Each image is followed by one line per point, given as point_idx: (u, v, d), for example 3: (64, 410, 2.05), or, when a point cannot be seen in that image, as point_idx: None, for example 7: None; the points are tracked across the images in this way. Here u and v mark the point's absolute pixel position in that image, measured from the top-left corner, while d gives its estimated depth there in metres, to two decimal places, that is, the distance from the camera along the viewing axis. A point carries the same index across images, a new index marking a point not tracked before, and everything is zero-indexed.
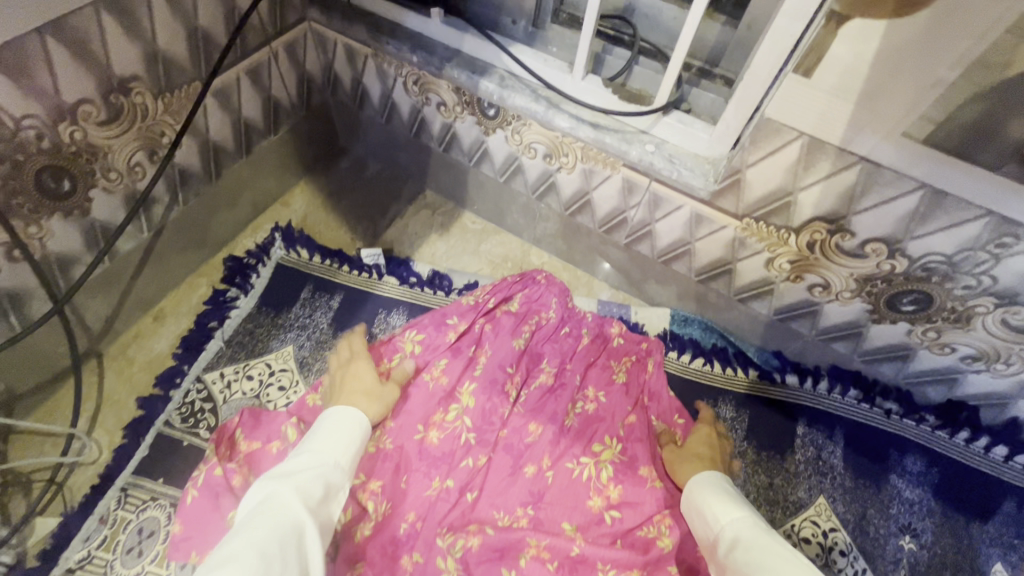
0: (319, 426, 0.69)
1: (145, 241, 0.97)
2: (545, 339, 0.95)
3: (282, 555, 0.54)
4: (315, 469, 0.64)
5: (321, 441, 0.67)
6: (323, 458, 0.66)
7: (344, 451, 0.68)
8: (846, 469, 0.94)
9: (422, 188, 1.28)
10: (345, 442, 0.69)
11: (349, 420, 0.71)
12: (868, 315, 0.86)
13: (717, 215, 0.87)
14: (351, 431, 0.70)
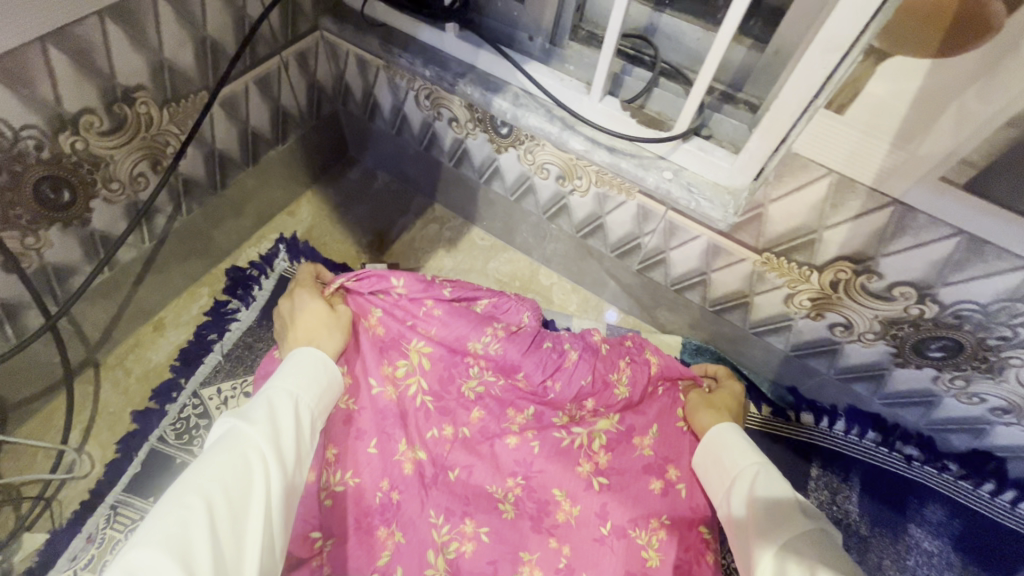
0: (286, 365, 0.66)
1: (147, 251, 0.95)
2: (526, 348, 0.88)
3: (244, 488, 0.54)
4: (283, 408, 0.61)
5: (287, 381, 0.64)
6: (290, 397, 0.63)
7: (309, 392, 0.65)
8: (862, 516, 0.90)
9: (431, 202, 1.25)
10: (311, 382, 0.66)
11: (316, 364, 0.68)
12: (892, 358, 0.82)
13: (736, 248, 0.83)
14: (318, 377, 0.67)
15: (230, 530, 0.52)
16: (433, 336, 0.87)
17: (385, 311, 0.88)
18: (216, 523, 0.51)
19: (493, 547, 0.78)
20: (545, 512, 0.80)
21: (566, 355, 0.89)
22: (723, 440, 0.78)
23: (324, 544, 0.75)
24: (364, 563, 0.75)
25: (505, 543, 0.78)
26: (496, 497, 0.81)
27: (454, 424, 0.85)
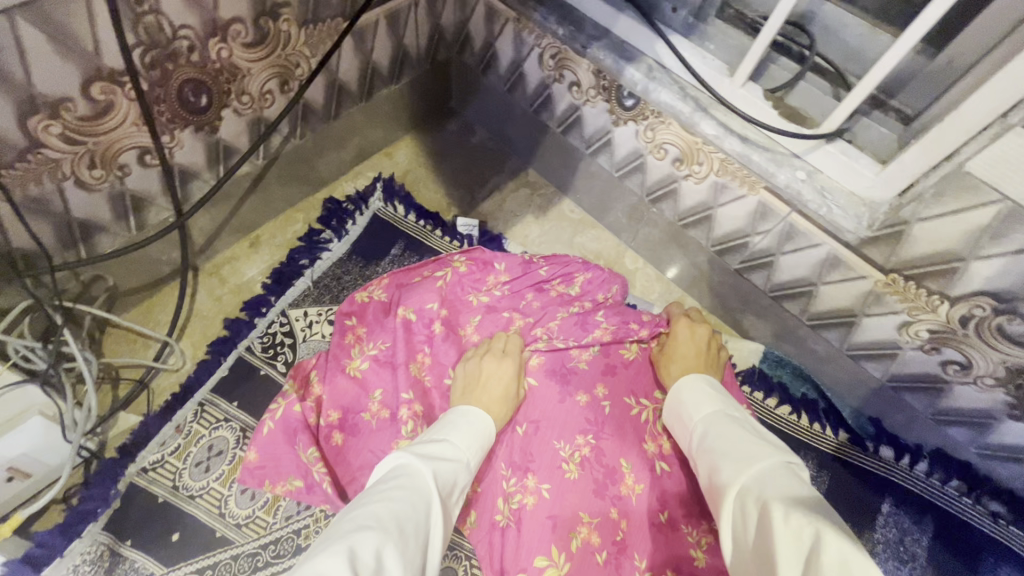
0: (457, 429, 0.74)
1: (258, 168, 0.98)
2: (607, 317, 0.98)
3: (425, 503, 0.57)
4: (454, 457, 0.69)
5: (457, 434, 0.73)
6: (459, 450, 0.70)
7: (475, 454, 0.72)
8: (929, 563, 0.86)
9: (525, 166, 1.23)
10: (477, 444, 0.74)
11: (482, 422, 0.77)
12: (1008, 408, 0.77)
13: (858, 263, 0.79)
14: (482, 434, 0.76)
15: (415, 530, 0.53)
16: (525, 312, 0.99)
17: (484, 313, 0.99)
18: (407, 520, 0.53)
19: (557, 503, 0.83)
20: (610, 479, 0.85)
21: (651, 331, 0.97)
22: (680, 396, 0.78)
23: None
24: None
25: (568, 502, 0.83)
26: (565, 456, 0.86)
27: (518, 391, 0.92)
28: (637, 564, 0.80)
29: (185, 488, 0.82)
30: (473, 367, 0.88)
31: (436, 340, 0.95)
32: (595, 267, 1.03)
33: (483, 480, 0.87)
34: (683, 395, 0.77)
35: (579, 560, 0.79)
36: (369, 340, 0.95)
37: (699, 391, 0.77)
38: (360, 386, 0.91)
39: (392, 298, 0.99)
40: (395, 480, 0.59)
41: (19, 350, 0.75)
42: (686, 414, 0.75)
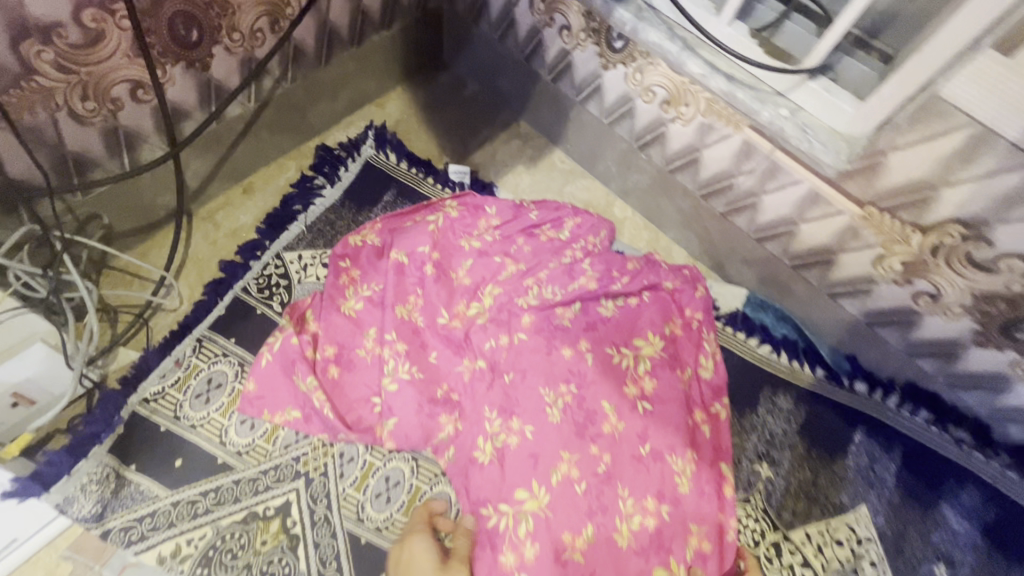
0: None
1: (250, 112, 0.98)
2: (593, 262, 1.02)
3: None
4: None
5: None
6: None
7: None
8: (896, 486, 0.92)
9: (516, 118, 1.24)
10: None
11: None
12: (973, 336, 0.80)
13: (837, 198, 0.81)
14: None
15: None
16: (517, 257, 1.02)
17: (476, 256, 1.01)
18: None
19: (537, 443, 0.87)
20: (591, 421, 0.90)
21: (633, 279, 1.02)
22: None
23: (384, 423, 0.86)
24: (420, 440, 0.87)
25: (550, 441, 0.87)
26: (548, 401, 0.90)
27: (509, 333, 0.95)
28: (618, 492, 0.87)
29: (186, 418, 0.84)
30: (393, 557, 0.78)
31: (427, 282, 0.98)
32: (584, 213, 1.06)
33: (466, 419, 0.90)
34: None
35: (559, 493, 0.84)
36: (363, 281, 0.97)
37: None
38: (355, 325, 0.94)
39: (385, 242, 1.01)
40: None
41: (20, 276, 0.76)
42: None
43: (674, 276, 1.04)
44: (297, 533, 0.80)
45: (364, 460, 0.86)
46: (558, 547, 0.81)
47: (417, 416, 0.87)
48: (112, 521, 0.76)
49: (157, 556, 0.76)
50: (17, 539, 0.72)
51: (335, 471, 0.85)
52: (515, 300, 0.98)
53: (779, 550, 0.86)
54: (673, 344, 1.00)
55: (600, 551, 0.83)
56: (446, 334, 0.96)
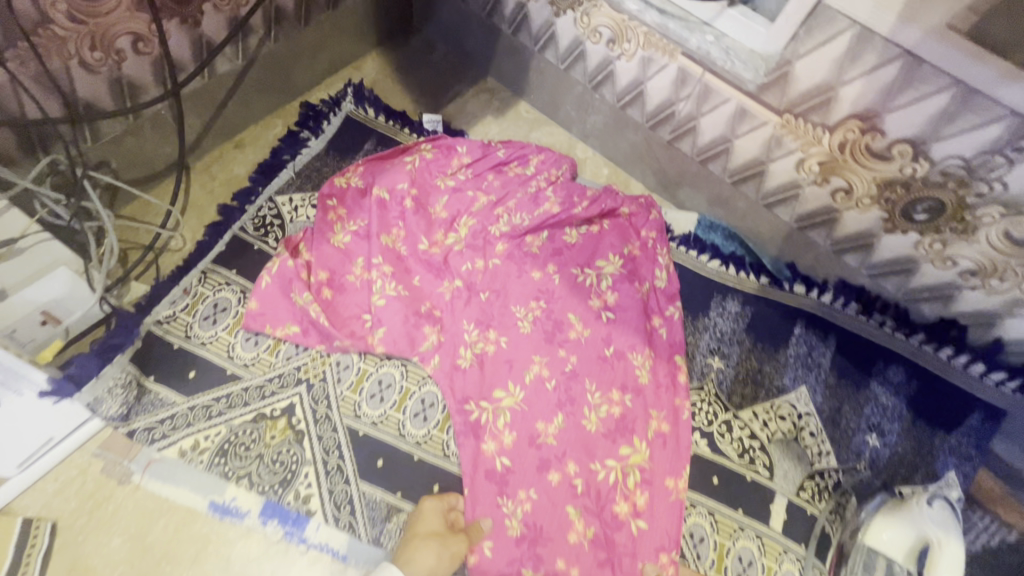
0: None
1: (238, 69, 1.08)
2: (558, 191, 1.13)
3: None
4: None
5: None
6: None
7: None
8: (832, 368, 1.04)
9: (483, 75, 1.36)
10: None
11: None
12: (882, 224, 0.93)
13: (761, 111, 0.93)
14: None
15: None
16: (487, 190, 1.12)
17: (452, 191, 1.12)
18: None
19: (512, 351, 0.99)
20: (559, 329, 1.02)
21: (593, 203, 1.13)
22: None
23: (374, 332, 0.97)
24: (407, 347, 0.97)
25: (522, 349, 0.99)
26: (520, 316, 1.02)
27: (484, 258, 1.06)
28: (586, 387, 0.98)
29: (196, 337, 0.94)
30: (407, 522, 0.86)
31: (407, 215, 1.08)
32: (547, 150, 1.17)
33: (448, 330, 1.00)
34: None
35: (532, 391, 0.96)
36: (350, 217, 1.07)
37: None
38: (344, 254, 1.03)
39: (367, 183, 1.11)
40: None
41: (47, 205, 0.86)
42: None
43: (630, 203, 1.16)
44: (302, 428, 0.90)
45: (358, 367, 0.96)
46: (532, 434, 0.93)
47: (405, 325, 0.98)
48: (136, 422, 0.87)
49: (178, 451, 0.86)
50: (53, 438, 0.83)
51: (333, 377, 0.95)
52: (489, 228, 1.09)
53: (729, 426, 0.98)
54: (631, 262, 1.10)
55: (570, 434, 0.94)
56: (427, 260, 1.06)
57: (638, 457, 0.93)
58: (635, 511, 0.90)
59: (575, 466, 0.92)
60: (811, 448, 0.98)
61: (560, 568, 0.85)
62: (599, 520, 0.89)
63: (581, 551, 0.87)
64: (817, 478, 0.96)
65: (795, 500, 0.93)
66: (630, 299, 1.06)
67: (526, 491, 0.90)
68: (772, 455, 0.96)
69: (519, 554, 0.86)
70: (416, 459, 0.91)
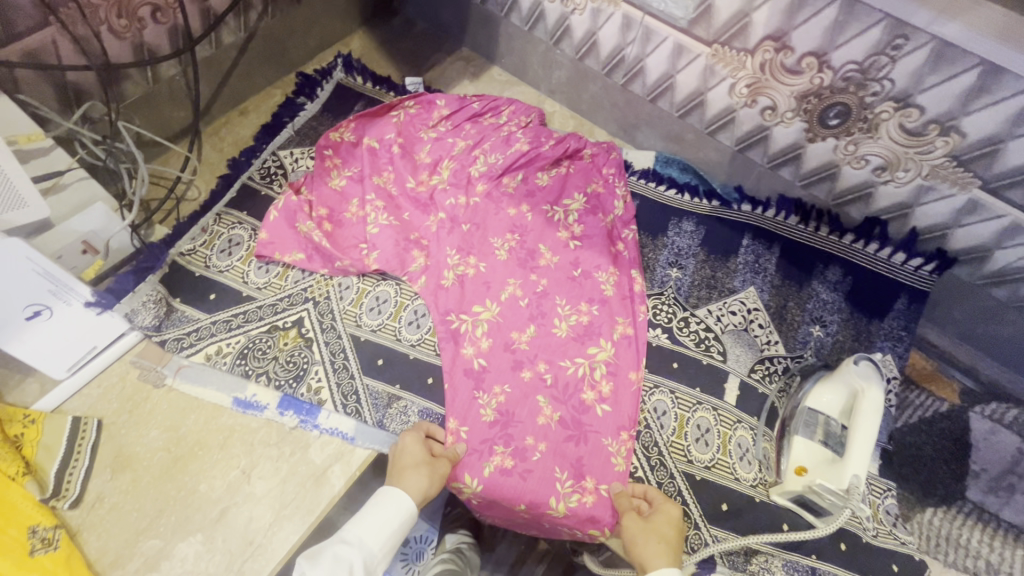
0: (373, 515, 0.77)
1: (241, 41, 1.23)
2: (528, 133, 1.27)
3: None
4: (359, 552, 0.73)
5: (364, 520, 0.77)
6: (363, 540, 0.75)
7: (384, 537, 0.77)
8: (777, 271, 1.17)
9: (459, 45, 1.51)
10: (387, 529, 0.77)
11: (398, 506, 0.79)
12: (805, 134, 1.07)
13: (694, 44, 1.08)
14: (393, 522, 0.78)
15: None
16: (465, 137, 1.27)
17: (434, 139, 1.26)
18: None
19: (490, 274, 1.13)
20: (532, 257, 1.17)
21: (559, 144, 1.27)
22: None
23: (370, 255, 1.10)
24: (400, 267, 1.11)
25: (499, 273, 1.14)
26: (497, 246, 1.16)
27: (466, 196, 1.20)
28: (556, 302, 1.12)
29: (215, 266, 1.08)
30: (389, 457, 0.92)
31: (395, 159, 1.22)
32: (517, 102, 1.32)
33: (433, 255, 1.13)
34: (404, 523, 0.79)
35: (507, 307, 1.10)
36: (346, 164, 1.22)
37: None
38: (341, 195, 1.17)
39: (358, 135, 1.25)
40: None
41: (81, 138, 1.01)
42: (389, 530, 0.77)
43: (593, 145, 1.30)
44: (311, 336, 1.03)
45: (358, 286, 1.10)
46: (507, 341, 1.06)
47: (397, 250, 1.12)
48: (167, 333, 1.00)
49: (203, 356, 0.99)
50: (97, 347, 0.96)
51: (336, 295, 1.08)
52: (468, 168, 1.23)
53: (687, 322, 1.12)
54: (595, 199, 1.25)
55: (541, 340, 1.07)
56: (414, 197, 1.19)
57: (604, 353, 1.06)
58: (601, 397, 1.02)
59: (545, 365, 1.04)
60: (760, 337, 1.12)
61: (529, 444, 0.97)
62: (566, 406, 1.00)
63: (549, 429, 0.98)
64: (767, 362, 1.09)
65: (747, 380, 1.06)
66: (595, 227, 1.20)
67: (501, 386, 1.01)
68: (726, 343, 1.10)
69: (492, 434, 0.97)
70: (411, 357, 1.04)
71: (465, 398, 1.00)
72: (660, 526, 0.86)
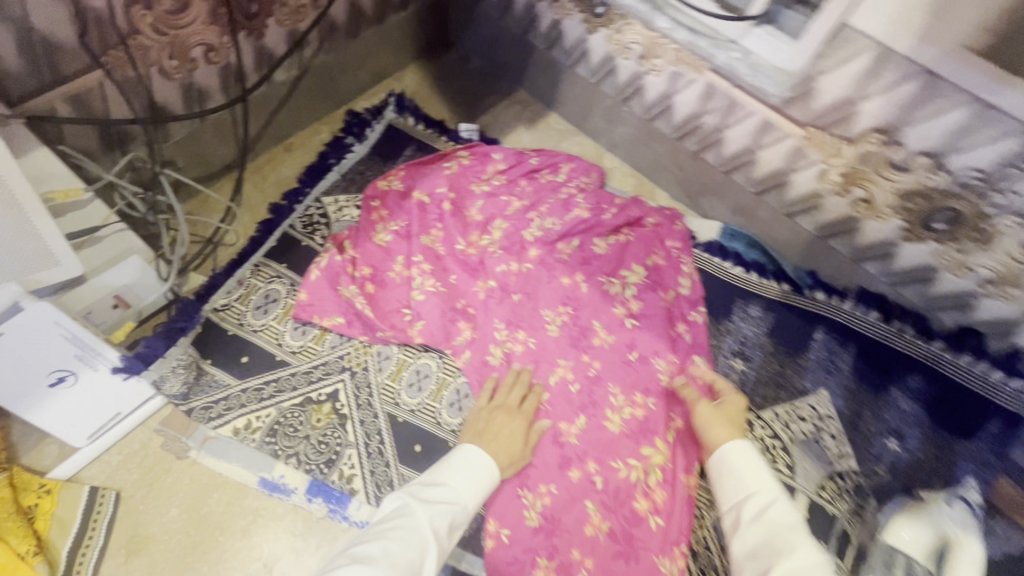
0: (458, 466, 0.83)
1: (293, 78, 1.16)
2: (587, 196, 1.18)
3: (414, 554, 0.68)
4: (452, 500, 0.79)
5: (456, 476, 0.82)
6: (458, 493, 0.80)
7: (473, 493, 0.82)
8: (852, 373, 1.07)
9: (516, 87, 1.42)
10: (476, 485, 0.83)
11: (483, 461, 0.85)
12: (902, 232, 0.97)
13: (785, 124, 0.98)
14: (481, 476, 0.84)
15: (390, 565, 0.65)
16: (521, 196, 1.18)
17: (486, 198, 1.17)
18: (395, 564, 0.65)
19: (539, 352, 1.06)
20: (584, 335, 1.08)
21: (621, 212, 1.18)
22: (737, 457, 0.83)
23: (413, 325, 1.03)
24: (444, 340, 1.03)
25: (548, 350, 1.06)
26: (549, 319, 1.08)
27: (518, 261, 1.11)
28: (609, 390, 1.03)
29: (249, 325, 1.01)
30: (483, 417, 0.95)
31: (446, 217, 1.14)
32: (578, 160, 1.22)
33: (480, 327, 1.05)
34: (486, 477, 0.85)
35: (557, 391, 1.03)
36: (392, 218, 1.13)
37: (761, 458, 0.84)
38: (385, 252, 1.09)
39: (408, 186, 1.17)
40: (400, 532, 0.70)
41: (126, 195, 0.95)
42: (474, 482, 0.83)
43: (656, 213, 1.20)
44: (345, 413, 0.96)
45: (397, 357, 1.02)
46: (555, 433, 0.99)
47: (443, 321, 1.04)
48: (194, 401, 0.93)
49: (232, 430, 0.92)
50: (120, 413, 0.90)
51: (374, 366, 1.01)
52: (523, 232, 1.14)
53: (752, 425, 1.03)
54: (655, 274, 1.15)
55: (591, 435, 0.99)
56: (463, 259, 1.11)
57: (659, 457, 0.97)
58: (654, 508, 0.93)
59: (595, 465, 0.96)
60: (832, 448, 1.02)
61: (575, 559, 0.90)
62: (616, 516, 0.93)
63: (597, 543, 0.91)
64: (837, 479, 0.99)
65: (815, 499, 0.96)
66: (656, 306, 1.11)
67: (545, 486, 0.94)
68: (794, 455, 1.00)
69: (536, 543, 0.91)
70: (451, 444, 0.96)
71: (507, 501, 0.93)
72: (726, 416, 0.92)
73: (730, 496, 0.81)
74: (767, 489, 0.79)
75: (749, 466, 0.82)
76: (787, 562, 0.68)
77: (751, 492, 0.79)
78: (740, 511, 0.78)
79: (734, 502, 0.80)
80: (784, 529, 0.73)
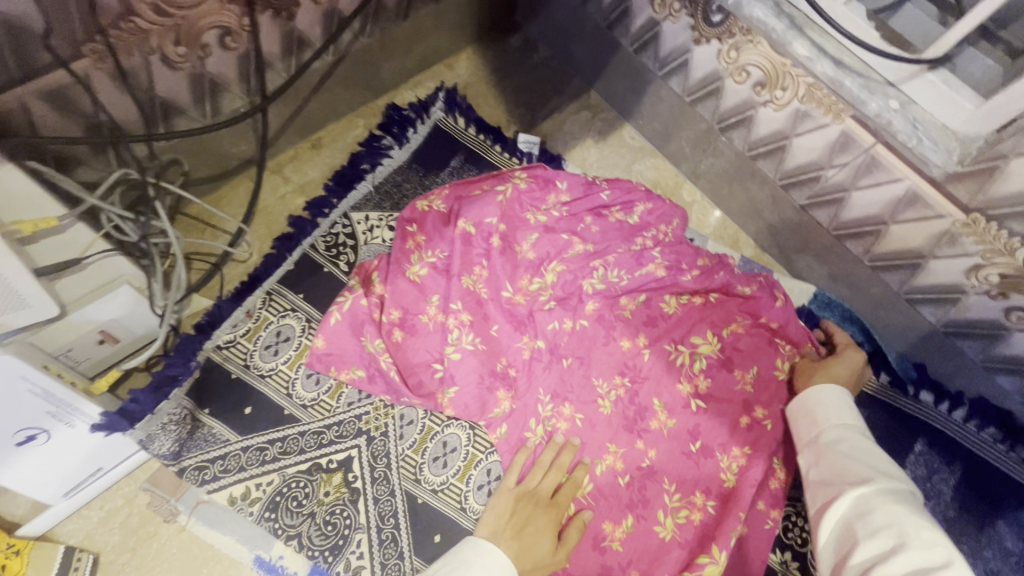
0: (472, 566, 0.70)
1: (327, 65, 0.97)
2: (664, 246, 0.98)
3: None
4: None
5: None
6: None
7: None
8: (953, 499, 0.87)
9: (588, 88, 1.20)
10: None
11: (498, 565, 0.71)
12: None
13: (939, 201, 0.78)
14: None
15: None
16: (585, 237, 0.97)
17: (542, 233, 0.95)
18: None
19: (586, 431, 0.89)
20: (641, 417, 0.89)
21: (704, 275, 0.97)
22: (815, 395, 0.79)
23: (444, 390, 0.87)
24: (476, 412, 0.88)
25: (598, 433, 0.88)
26: (601, 392, 0.90)
27: (573, 318, 0.92)
28: (663, 487, 0.86)
29: (255, 368, 0.86)
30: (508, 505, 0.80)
31: (493, 255, 0.93)
32: (657, 198, 1.02)
33: (521, 396, 0.89)
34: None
35: (603, 483, 0.87)
36: (429, 248, 0.92)
37: (842, 398, 0.78)
38: (419, 291, 0.90)
39: (452, 210, 0.96)
40: None
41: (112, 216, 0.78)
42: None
43: (749, 283, 0.97)
44: (358, 487, 0.83)
45: (422, 424, 0.88)
46: (597, 535, 0.85)
47: (478, 388, 0.88)
48: (187, 460, 0.81)
49: (227, 497, 0.80)
50: (102, 468, 0.78)
51: (395, 433, 0.87)
52: (582, 281, 0.94)
53: None
54: (732, 349, 0.92)
55: (638, 541, 0.84)
56: (509, 309, 0.91)
57: (715, 570, 0.79)
58: None
59: None
60: None
61: None
62: None
63: None
64: None
65: None
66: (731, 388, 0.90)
67: None
68: None
69: None
70: None
71: None
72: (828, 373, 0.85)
73: (805, 434, 0.77)
74: (845, 425, 0.74)
75: (824, 402, 0.77)
76: (864, 489, 0.63)
77: (827, 427, 0.75)
78: (815, 446, 0.74)
79: (808, 439, 0.76)
80: (859, 456, 0.68)
